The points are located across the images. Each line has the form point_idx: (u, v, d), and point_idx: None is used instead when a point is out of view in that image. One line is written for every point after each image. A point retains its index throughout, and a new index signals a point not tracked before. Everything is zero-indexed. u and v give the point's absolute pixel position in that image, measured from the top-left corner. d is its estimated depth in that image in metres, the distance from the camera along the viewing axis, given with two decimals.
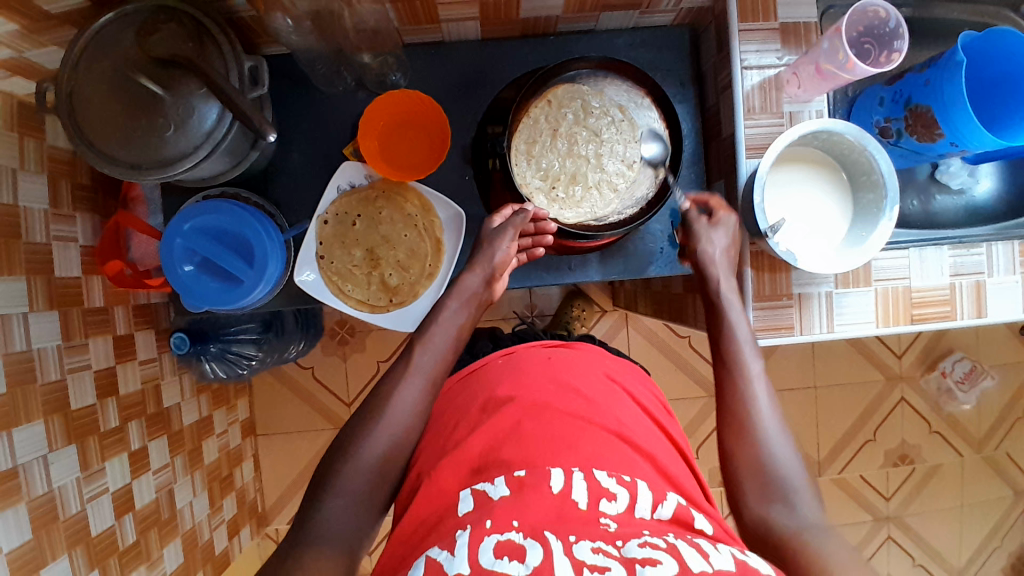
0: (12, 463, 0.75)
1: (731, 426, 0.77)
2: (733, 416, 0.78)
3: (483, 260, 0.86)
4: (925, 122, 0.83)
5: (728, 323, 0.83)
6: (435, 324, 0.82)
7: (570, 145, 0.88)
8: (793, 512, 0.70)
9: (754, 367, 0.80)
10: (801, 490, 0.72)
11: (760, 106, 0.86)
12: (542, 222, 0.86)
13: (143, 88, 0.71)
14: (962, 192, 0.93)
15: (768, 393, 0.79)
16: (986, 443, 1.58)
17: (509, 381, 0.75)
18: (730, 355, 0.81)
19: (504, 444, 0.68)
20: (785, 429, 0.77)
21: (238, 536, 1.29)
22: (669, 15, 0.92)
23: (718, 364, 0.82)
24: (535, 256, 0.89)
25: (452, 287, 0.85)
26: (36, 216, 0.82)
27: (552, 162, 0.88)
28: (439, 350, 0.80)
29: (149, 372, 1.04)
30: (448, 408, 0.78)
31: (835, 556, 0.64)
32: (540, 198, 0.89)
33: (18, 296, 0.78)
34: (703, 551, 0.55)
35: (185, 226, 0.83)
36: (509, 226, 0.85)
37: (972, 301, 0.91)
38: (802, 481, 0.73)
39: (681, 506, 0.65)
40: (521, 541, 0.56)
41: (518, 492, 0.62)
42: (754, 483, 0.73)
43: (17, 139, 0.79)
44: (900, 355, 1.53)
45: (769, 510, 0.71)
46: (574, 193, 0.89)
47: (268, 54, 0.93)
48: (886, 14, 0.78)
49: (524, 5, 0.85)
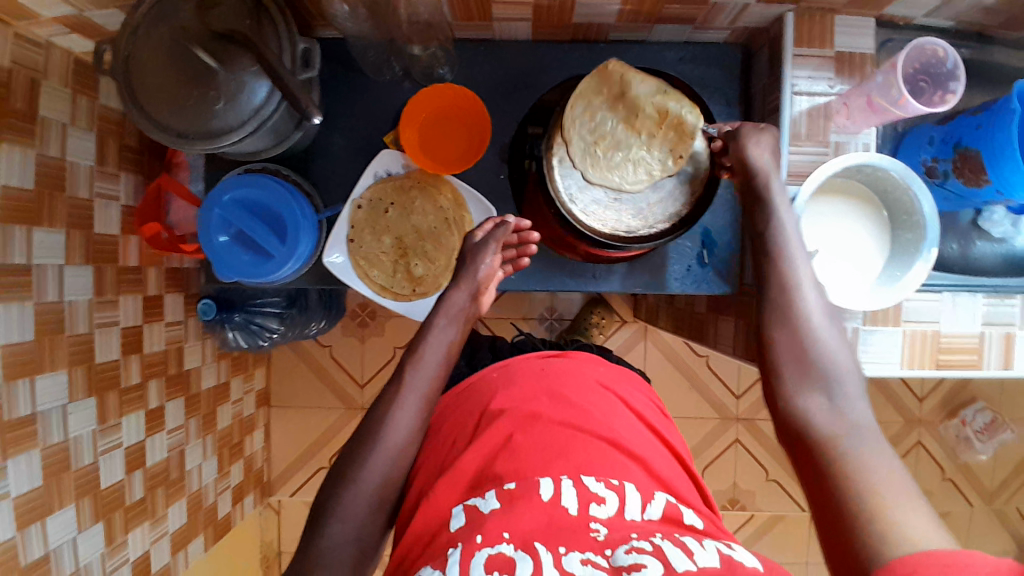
0: (31, 409, 0.77)
1: (773, 315, 0.72)
2: (776, 307, 0.72)
3: (469, 276, 0.85)
4: (973, 167, 0.82)
5: (776, 216, 0.76)
6: (424, 342, 0.80)
7: (630, 112, 0.82)
8: (835, 405, 0.66)
9: (800, 257, 0.74)
10: (845, 383, 0.67)
11: (806, 133, 0.85)
12: (525, 233, 0.90)
13: (198, 60, 0.72)
14: (1003, 240, 0.91)
15: (812, 280, 0.74)
16: (998, 496, 1.54)
17: (501, 393, 0.75)
18: (773, 245, 0.75)
19: (498, 457, 0.67)
20: (834, 322, 0.71)
21: (242, 504, 1.31)
22: (723, 32, 0.91)
23: (763, 257, 0.76)
24: (519, 266, 0.92)
25: (439, 304, 0.84)
26: (82, 172, 0.85)
27: (606, 120, 0.82)
28: (431, 369, 0.78)
29: (174, 334, 1.06)
30: (446, 423, 0.78)
31: (878, 456, 0.60)
32: (579, 145, 0.82)
33: (55, 248, 0.80)
34: (687, 549, 0.56)
35: (224, 197, 0.85)
36: (491, 240, 0.86)
37: (1001, 352, 0.89)
38: (847, 373, 0.68)
39: (670, 503, 0.65)
40: (511, 554, 0.56)
41: (508, 503, 0.61)
42: (796, 372, 0.69)
43: (69, 95, 0.82)
44: (922, 399, 1.50)
45: (809, 401, 0.67)
46: (615, 159, 0.82)
47: (321, 36, 0.94)
48: (946, 54, 0.76)
49: (578, 11, 0.85)
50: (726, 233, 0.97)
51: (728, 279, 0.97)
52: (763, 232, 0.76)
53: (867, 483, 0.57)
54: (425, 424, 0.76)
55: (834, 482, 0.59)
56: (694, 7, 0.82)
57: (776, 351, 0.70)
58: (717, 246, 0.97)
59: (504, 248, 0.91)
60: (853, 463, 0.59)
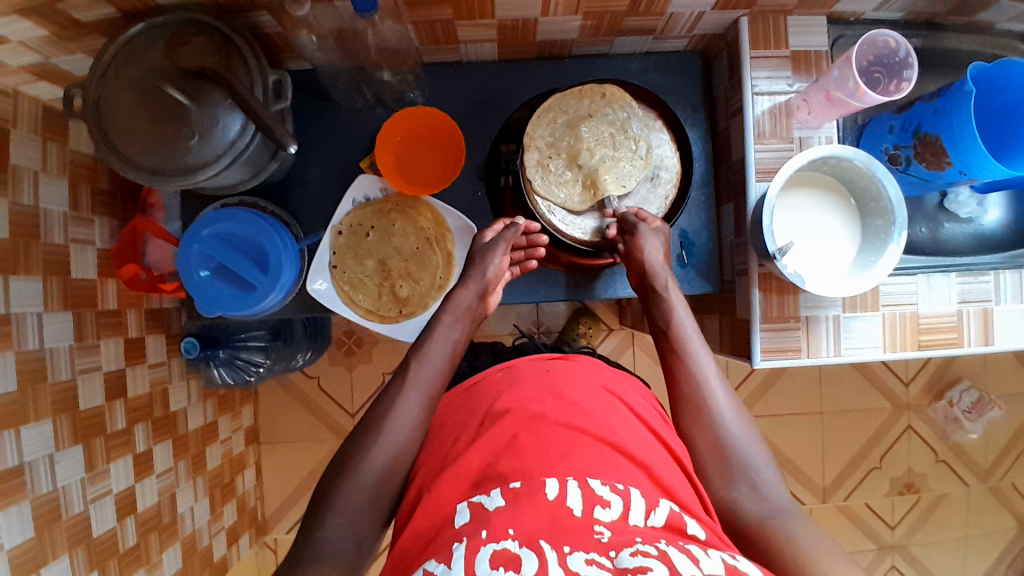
0: (19, 460, 0.76)
1: (692, 416, 0.78)
2: (693, 402, 0.79)
3: (477, 275, 0.88)
4: (933, 150, 0.85)
5: (676, 312, 0.85)
6: (430, 340, 0.83)
7: (590, 139, 0.91)
8: (759, 493, 0.72)
9: (701, 354, 0.82)
10: (762, 469, 0.74)
11: (770, 131, 0.88)
12: (534, 235, 0.91)
13: (170, 98, 0.73)
14: (970, 221, 0.94)
15: (718, 375, 0.81)
16: (992, 474, 1.56)
17: (505, 395, 0.76)
18: (677, 345, 0.83)
19: (503, 455, 0.67)
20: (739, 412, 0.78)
21: (237, 544, 1.28)
22: (682, 40, 0.94)
23: (672, 356, 0.83)
24: (527, 268, 0.93)
25: (446, 304, 0.87)
26: (55, 218, 0.84)
27: (566, 137, 0.91)
28: (435, 364, 0.81)
29: (157, 375, 1.05)
30: (449, 422, 0.79)
31: (801, 533, 0.67)
32: (535, 154, 0.90)
33: (33, 296, 0.80)
34: (693, 557, 0.54)
35: (203, 231, 0.84)
36: (502, 240, 0.89)
37: (979, 328, 0.91)
38: (761, 459, 0.75)
39: (674, 512, 0.63)
40: (516, 550, 0.55)
41: (514, 502, 0.61)
42: (716, 470, 0.74)
43: (40, 142, 0.82)
44: (907, 382, 1.52)
45: (736, 493, 0.72)
46: (565, 175, 0.91)
47: (290, 68, 0.95)
48: (897, 44, 0.79)
49: (541, 29, 0.87)
50: (703, 233, 0.99)
51: (709, 277, 0.99)
52: (671, 336, 0.84)
53: (804, 553, 0.64)
54: (418, 443, 0.76)
55: (774, 570, 0.64)
56: (653, 17, 0.85)
57: (699, 447, 0.76)
58: (694, 246, 0.99)
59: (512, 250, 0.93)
60: (788, 543, 0.65)
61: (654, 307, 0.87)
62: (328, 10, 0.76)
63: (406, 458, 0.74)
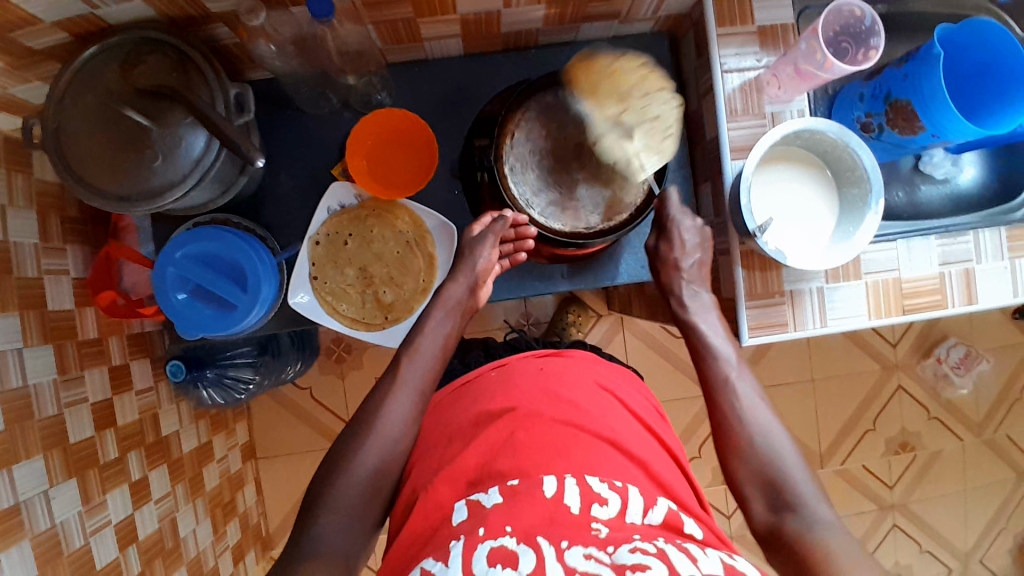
0: (14, 500, 0.75)
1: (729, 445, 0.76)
2: (725, 431, 0.77)
3: (466, 269, 0.88)
4: (906, 116, 0.85)
5: (696, 327, 0.87)
6: (422, 336, 0.83)
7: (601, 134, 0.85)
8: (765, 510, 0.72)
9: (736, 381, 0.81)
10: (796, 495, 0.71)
11: (742, 108, 0.87)
12: (521, 228, 0.87)
13: (130, 121, 0.71)
14: (947, 181, 0.95)
15: (756, 400, 0.79)
16: (985, 427, 1.58)
17: (499, 395, 0.75)
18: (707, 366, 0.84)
19: (499, 454, 0.67)
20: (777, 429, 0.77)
21: (243, 562, 1.28)
22: (647, 22, 0.93)
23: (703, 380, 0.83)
24: (517, 260, 0.92)
25: (437, 298, 0.88)
26: (27, 251, 0.82)
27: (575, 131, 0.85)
28: (425, 361, 0.81)
29: (146, 402, 1.03)
30: (441, 424, 0.79)
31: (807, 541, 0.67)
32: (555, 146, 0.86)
33: (12, 333, 0.78)
34: (691, 556, 0.54)
35: (178, 254, 0.83)
36: (490, 234, 0.87)
37: (962, 288, 0.91)
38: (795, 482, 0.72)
39: (672, 510, 0.63)
40: (514, 547, 0.55)
41: (511, 499, 0.61)
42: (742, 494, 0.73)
43: (3, 175, 0.79)
44: (895, 343, 1.54)
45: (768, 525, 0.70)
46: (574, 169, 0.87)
47: (252, 79, 0.93)
48: (862, 12, 0.79)
49: (504, 20, 0.86)
50: None
51: None
52: (700, 353, 0.85)
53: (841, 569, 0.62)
54: (414, 449, 0.76)
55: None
56: (616, 2, 0.84)
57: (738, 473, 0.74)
58: None
59: (503, 243, 0.91)
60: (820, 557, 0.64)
61: (680, 326, 0.89)
62: (284, 17, 0.74)
63: (404, 464, 0.75)
